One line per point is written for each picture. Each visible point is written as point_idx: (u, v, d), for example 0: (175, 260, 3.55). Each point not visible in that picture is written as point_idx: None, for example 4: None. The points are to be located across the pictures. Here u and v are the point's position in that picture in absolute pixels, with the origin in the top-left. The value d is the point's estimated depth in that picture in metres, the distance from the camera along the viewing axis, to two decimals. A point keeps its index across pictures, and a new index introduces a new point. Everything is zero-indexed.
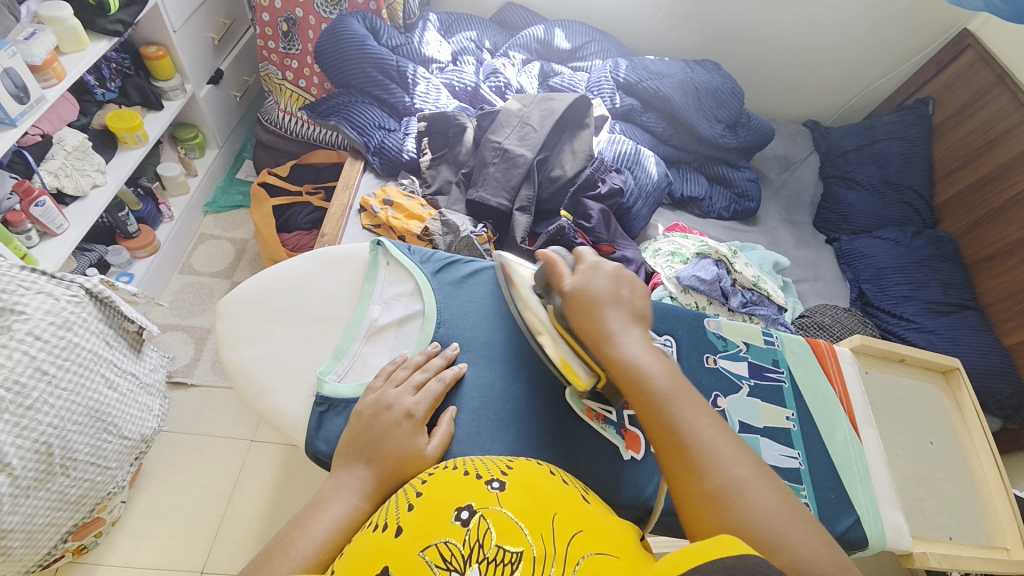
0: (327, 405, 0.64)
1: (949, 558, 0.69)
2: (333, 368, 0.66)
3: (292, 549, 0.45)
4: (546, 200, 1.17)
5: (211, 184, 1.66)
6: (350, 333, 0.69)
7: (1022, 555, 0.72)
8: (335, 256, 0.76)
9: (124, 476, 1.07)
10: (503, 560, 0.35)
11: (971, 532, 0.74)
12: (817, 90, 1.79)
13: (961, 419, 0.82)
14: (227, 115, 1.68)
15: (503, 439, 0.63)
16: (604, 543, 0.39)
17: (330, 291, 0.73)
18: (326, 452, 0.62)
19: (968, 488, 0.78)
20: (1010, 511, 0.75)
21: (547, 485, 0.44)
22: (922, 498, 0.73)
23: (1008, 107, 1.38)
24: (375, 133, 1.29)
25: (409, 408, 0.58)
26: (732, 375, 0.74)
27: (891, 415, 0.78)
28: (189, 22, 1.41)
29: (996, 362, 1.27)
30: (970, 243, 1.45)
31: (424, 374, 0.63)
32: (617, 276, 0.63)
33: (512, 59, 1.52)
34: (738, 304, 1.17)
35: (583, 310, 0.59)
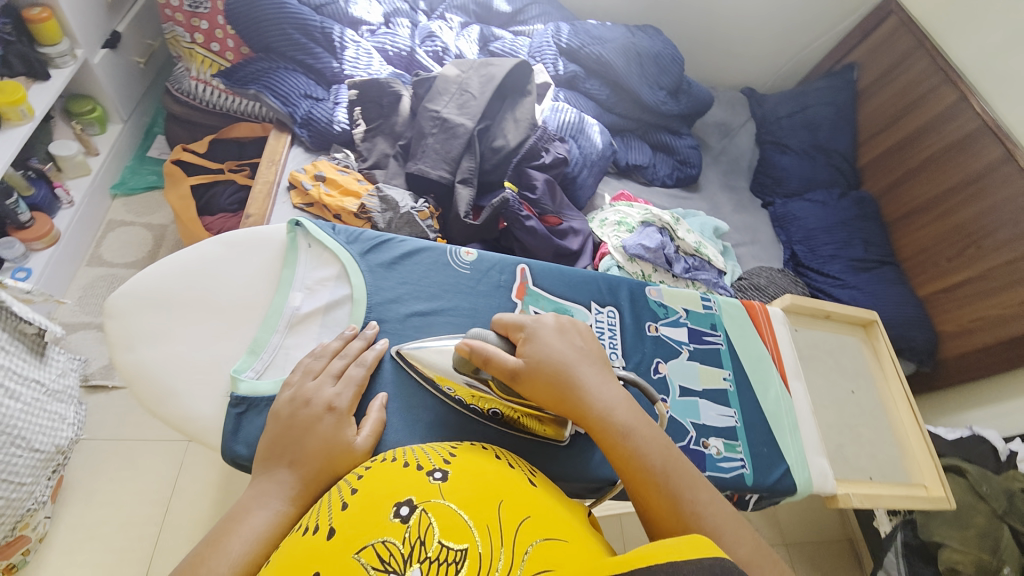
0: (245, 405, 0.59)
1: (868, 497, 0.75)
2: (250, 365, 0.61)
3: (207, 568, 0.41)
4: (489, 171, 1.13)
5: (118, 164, 1.49)
6: (269, 325, 0.64)
7: (936, 489, 0.79)
8: (246, 240, 0.69)
9: (42, 490, 0.97)
10: (446, 557, 0.34)
11: (890, 471, 0.80)
12: (754, 56, 1.82)
13: (880, 368, 0.88)
14: (129, 84, 1.49)
15: (442, 424, 0.62)
16: (550, 528, 0.39)
17: (244, 280, 0.67)
18: (248, 455, 0.57)
19: (888, 433, 0.84)
20: (924, 449, 0.82)
21: (492, 473, 0.43)
22: (845, 444, 0.79)
23: (928, 70, 1.46)
24: (301, 102, 1.18)
25: (330, 400, 0.55)
26: (672, 341, 0.75)
27: (818, 369, 0.83)
28: None
29: (909, 312, 1.39)
30: (890, 203, 1.55)
31: (342, 361, 0.59)
32: (563, 331, 0.58)
33: (449, 22, 1.43)
34: (682, 270, 1.19)
35: (554, 378, 0.54)
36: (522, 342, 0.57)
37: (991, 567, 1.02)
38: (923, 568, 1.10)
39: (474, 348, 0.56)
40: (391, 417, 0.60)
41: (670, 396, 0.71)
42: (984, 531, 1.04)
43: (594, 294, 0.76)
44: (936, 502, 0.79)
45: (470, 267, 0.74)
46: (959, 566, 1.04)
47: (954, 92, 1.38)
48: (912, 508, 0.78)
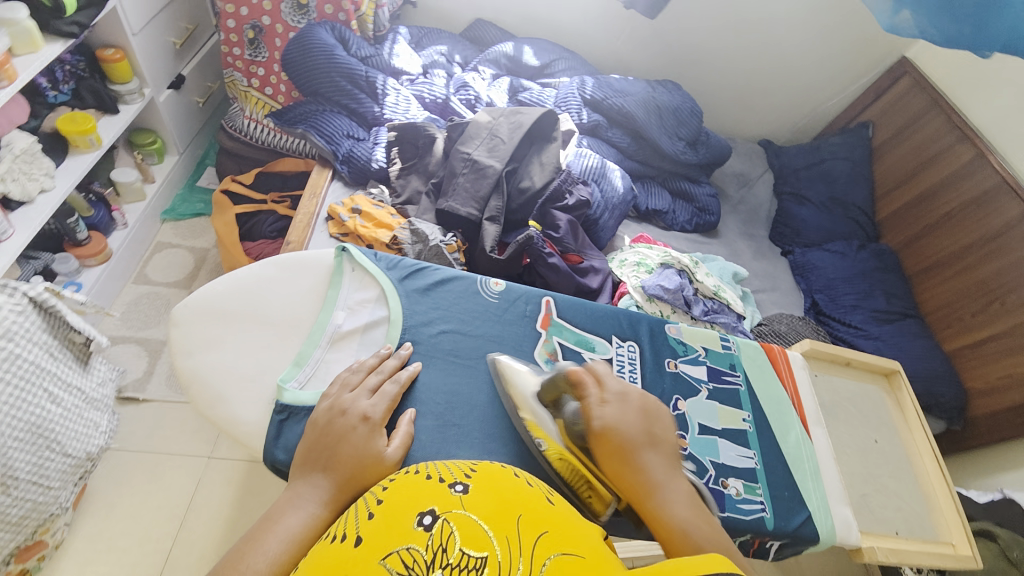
0: (287, 413, 0.62)
1: (895, 551, 0.72)
2: (294, 375, 0.65)
3: (244, 562, 0.44)
4: (516, 210, 1.18)
5: (171, 192, 1.61)
6: (313, 339, 0.68)
7: (966, 548, 0.75)
8: (296, 262, 0.74)
9: (69, 497, 1.01)
10: (466, 564, 0.36)
11: (917, 527, 0.77)
12: (770, 113, 1.91)
13: (903, 418, 0.86)
14: (188, 121, 1.63)
15: (466, 447, 0.64)
16: (569, 543, 0.39)
17: (292, 298, 0.71)
18: (285, 462, 0.60)
19: (914, 486, 0.81)
20: (951, 506, 0.79)
21: (512, 486, 0.45)
22: (869, 494, 0.77)
23: (942, 129, 1.51)
24: (343, 141, 1.26)
25: (365, 411, 0.58)
26: (691, 378, 0.76)
27: (839, 415, 0.82)
28: (150, 25, 1.38)
29: (936, 366, 1.36)
30: (910, 255, 1.56)
31: (378, 377, 0.63)
32: (646, 410, 0.60)
33: (482, 74, 1.55)
34: (701, 312, 1.22)
35: (619, 456, 0.56)
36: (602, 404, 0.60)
37: None
38: None
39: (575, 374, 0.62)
40: (419, 434, 0.63)
41: (689, 433, 0.72)
42: None
43: (616, 328, 0.78)
44: (963, 560, 0.75)
45: (498, 296, 0.78)
46: None
47: (970, 151, 1.42)
48: (941, 566, 0.74)
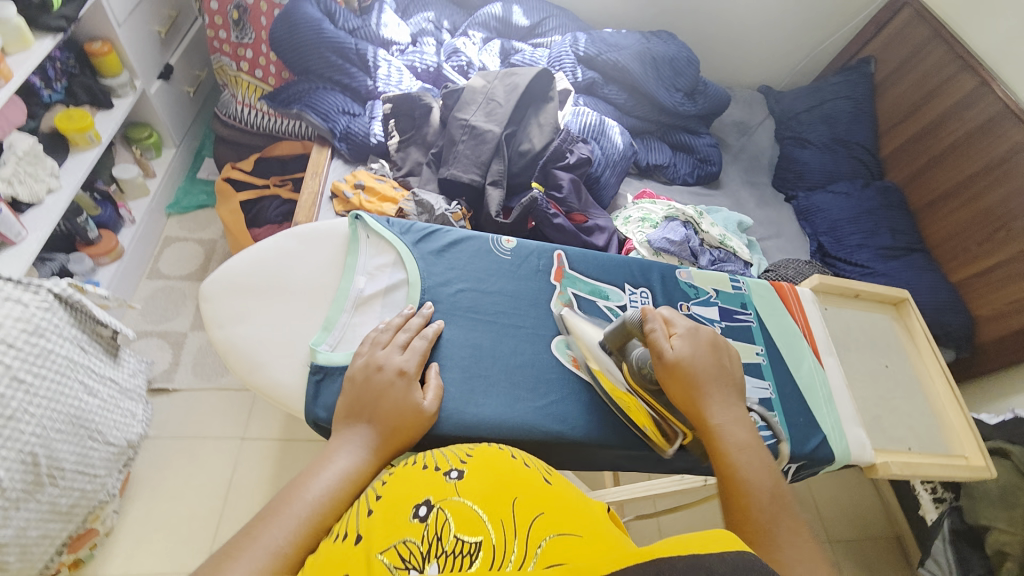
0: (322, 373, 0.65)
1: (908, 465, 0.75)
2: (325, 339, 0.67)
3: (304, 489, 0.49)
4: (517, 174, 1.18)
5: (172, 185, 1.62)
6: (338, 305, 0.70)
7: (978, 460, 0.79)
8: (314, 233, 0.76)
9: (116, 482, 1.07)
10: (462, 549, 0.40)
11: (929, 442, 0.80)
12: (770, 57, 1.88)
13: (912, 343, 0.89)
14: (180, 111, 1.62)
15: (494, 394, 0.67)
16: (565, 522, 0.43)
17: (313, 268, 0.73)
18: (326, 417, 0.63)
19: (925, 406, 0.84)
20: (962, 421, 0.81)
21: (507, 469, 0.49)
22: (881, 415, 0.80)
23: (944, 59, 1.48)
24: (340, 118, 1.25)
25: (400, 365, 0.61)
26: (704, 319, 0.78)
27: (849, 344, 0.84)
28: (133, 15, 1.36)
29: (944, 298, 1.37)
30: (915, 190, 1.56)
31: (406, 334, 0.65)
32: (713, 345, 0.64)
33: (472, 38, 1.52)
34: (708, 262, 1.24)
35: (685, 386, 0.61)
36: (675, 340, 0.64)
37: None
38: (971, 555, 1.07)
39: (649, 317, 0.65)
40: (448, 385, 0.66)
41: None
42: None
43: (628, 276, 0.80)
44: (976, 471, 0.78)
45: (511, 253, 0.79)
46: (1007, 547, 1.01)
47: (974, 80, 1.40)
48: (953, 477, 0.78)
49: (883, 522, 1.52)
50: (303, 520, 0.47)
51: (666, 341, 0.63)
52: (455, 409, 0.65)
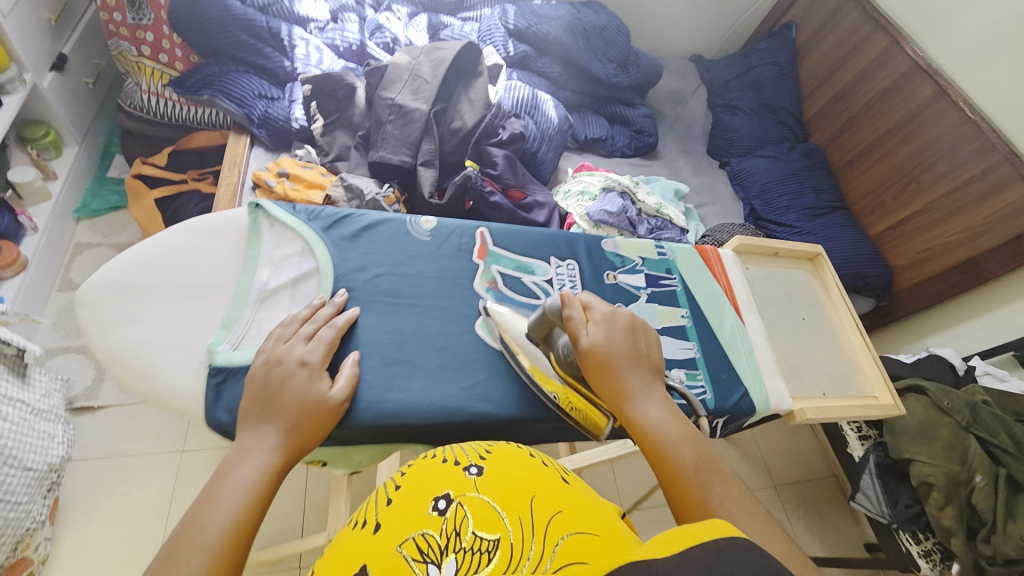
0: (224, 375, 0.62)
1: (823, 409, 0.79)
2: (224, 338, 0.64)
3: (203, 520, 0.43)
4: (449, 153, 1.15)
5: (78, 188, 1.48)
6: (239, 300, 0.66)
7: (886, 399, 0.84)
8: (209, 225, 0.71)
9: (42, 507, 1.00)
10: (479, 546, 0.40)
11: (842, 387, 0.85)
12: (699, 26, 1.93)
13: (827, 294, 0.94)
14: (80, 106, 1.47)
15: (417, 379, 0.66)
16: (582, 522, 0.43)
17: (209, 263, 0.69)
18: (229, 420, 0.60)
19: (839, 352, 0.89)
20: (872, 366, 0.87)
21: (525, 469, 0.48)
22: (798, 364, 0.85)
23: (858, 21, 1.56)
24: (257, 102, 1.16)
25: (302, 357, 0.59)
26: (630, 287, 0.80)
27: (768, 300, 0.89)
28: (19, 4, 1.21)
29: (862, 250, 1.47)
30: (836, 150, 1.65)
31: (313, 325, 0.63)
32: (630, 327, 0.62)
33: (396, 12, 1.45)
34: (645, 231, 1.26)
35: (603, 370, 0.58)
36: (591, 325, 0.61)
37: (962, 477, 1.04)
38: (897, 486, 1.15)
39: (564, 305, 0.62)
40: (367, 374, 0.65)
41: None
42: (949, 443, 1.08)
43: (553, 250, 0.81)
44: (885, 409, 0.84)
45: (430, 234, 0.78)
46: (931, 478, 1.06)
47: (885, 39, 1.48)
48: (868, 417, 0.83)
49: (820, 463, 1.64)
50: (210, 551, 0.42)
51: (582, 327, 0.61)
52: (376, 398, 0.63)
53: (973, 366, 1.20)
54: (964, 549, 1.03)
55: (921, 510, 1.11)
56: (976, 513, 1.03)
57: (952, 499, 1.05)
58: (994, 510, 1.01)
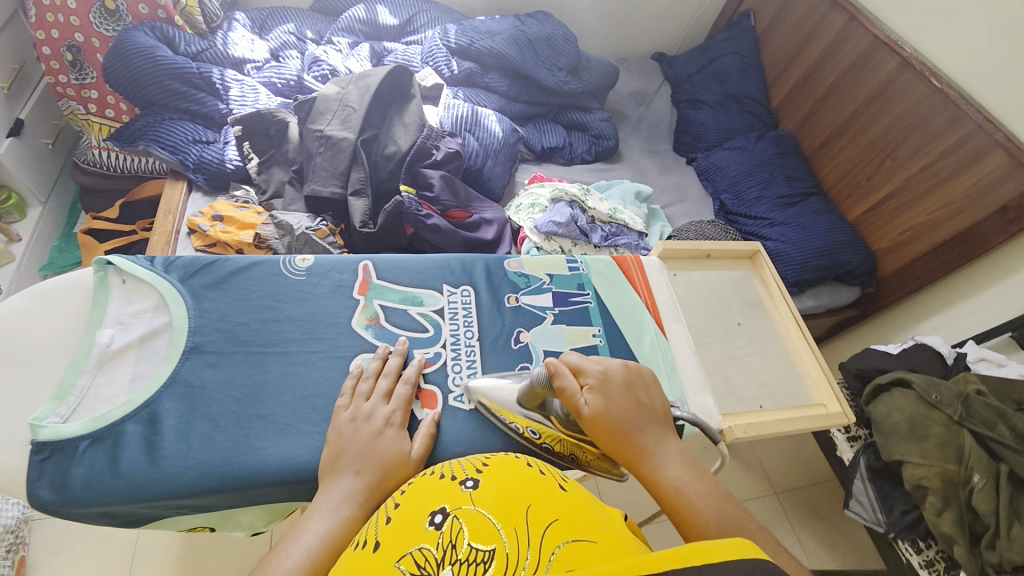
0: (48, 451, 0.58)
1: (754, 426, 0.75)
2: (53, 410, 0.60)
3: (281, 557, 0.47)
4: (386, 179, 1.13)
5: (45, 246, 1.50)
6: (76, 366, 0.63)
7: (835, 406, 0.81)
8: (52, 288, 0.68)
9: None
10: (476, 558, 0.36)
11: (784, 397, 0.82)
12: (657, 25, 1.89)
13: (768, 293, 0.93)
14: (43, 167, 1.51)
15: (274, 433, 0.63)
16: (581, 530, 0.39)
17: (50, 328, 0.66)
18: (52, 499, 0.56)
19: (783, 355, 0.87)
20: (818, 369, 0.83)
21: (524, 479, 0.45)
22: (730, 376, 0.82)
23: (813, 1, 1.50)
24: (191, 148, 1.17)
25: (387, 417, 0.63)
26: (536, 307, 0.82)
27: (698, 307, 0.88)
28: None
29: (841, 236, 1.37)
30: (807, 135, 1.57)
31: (387, 381, 0.67)
32: (628, 383, 0.62)
33: (337, 45, 1.44)
34: (601, 239, 1.21)
35: (613, 438, 0.58)
36: (587, 390, 0.61)
37: (960, 478, 0.95)
38: (892, 491, 1.06)
39: (552, 373, 0.62)
40: (216, 434, 0.62)
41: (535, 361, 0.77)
42: (944, 441, 0.97)
43: (447, 277, 0.82)
44: (834, 417, 0.80)
45: (305, 272, 0.77)
46: (925, 481, 0.97)
47: (842, 16, 1.42)
48: (814, 426, 0.79)
49: (823, 465, 1.53)
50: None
51: (579, 394, 0.61)
52: (223, 459, 0.60)
53: (965, 353, 1.11)
54: (968, 557, 0.93)
55: (919, 516, 1.01)
56: (978, 516, 0.93)
57: (950, 503, 0.95)
58: (997, 513, 0.91)
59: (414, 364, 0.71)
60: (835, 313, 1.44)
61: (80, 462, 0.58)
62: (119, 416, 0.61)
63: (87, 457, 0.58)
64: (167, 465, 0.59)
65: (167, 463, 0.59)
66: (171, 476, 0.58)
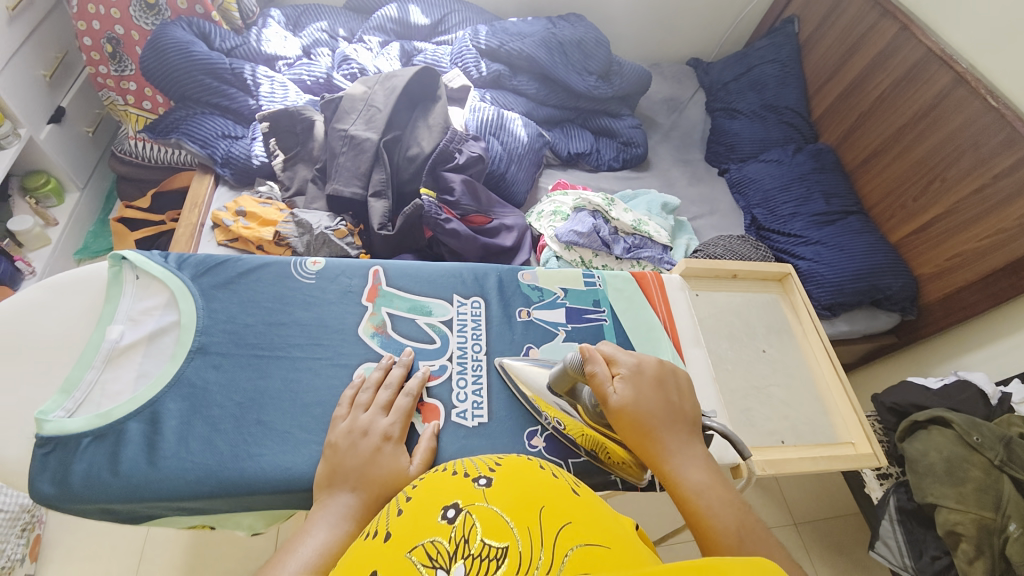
0: (52, 445, 0.59)
1: (774, 463, 0.72)
2: (60, 404, 0.62)
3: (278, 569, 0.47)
4: (407, 181, 1.12)
5: (80, 231, 1.56)
6: (85, 361, 0.65)
7: (864, 447, 0.77)
8: (71, 281, 0.70)
9: (15, 545, 1.01)
10: (489, 554, 0.34)
11: (807, 433, 0.78)
12: (695, 30, 1.83)
13: (797, 319, 0.89)
14: (81, 154, 1.56)
15: (272, 440, 0.63)
16: (595, 532, 0.37)
17: (66, 321, 0.68)
18: (53, 493, 0.57)
19: (810, 388, 0.83)
20: (846, 404, 0.80)
21: (538, 479, 0.42)
22: (751, 407, 0.78)
23: (863, 9, 1.42)
24: (219, 143, 1.19)
25: (385, 431, 0.61)
26: (547, 323, 0.79)
27: (720, 331, 0.85)
28: (13, 61, 1.30)
29: (880, 259, 1.29)
30: (848, 150, 1.49)
31: (387, 392, 0.66)
32: (660, 380, 0.62)
33: (368, 43, 1.44)
34: (623, 251, 1.17)
35: (636, 431, 0.59)
36: (618, 381, 0.61)
37: (995, 525, 0.88)
38: (923, 535, 0.99)
39: (586, 359, 0.62)
40: (214, 437, 0.62)
41: None
42: (983, 486, 0.90)
43: (457, 287, 0.81)
44: (863, 459, 0.77)
45: (315, 275, 0.77)
46: (959, 528, 0.90)
47: (895, 25, 1.33)
48: (840, 466, 0.75)
49: (846, 496, 1.46)
50: None
51: (609, 384, 0.61)
52: (220, 464, 0.60)
53: (1010, 393, 1.02)
54: None
55: (950, 563, 0.95)
56: (1013, 568, 0.86)
57: (983, 552, 0.88)
58: None
59: (418, 376, 0.69)
60: (871, 339, 1.36)
61: (81, 458, 0.59)
62: (121, 414, 0.61)
63: (88, 453, 0.59)
64: (164, 467, 0.59)
65: (164, 465, 0.59)
66: (167, 479, 0.59)
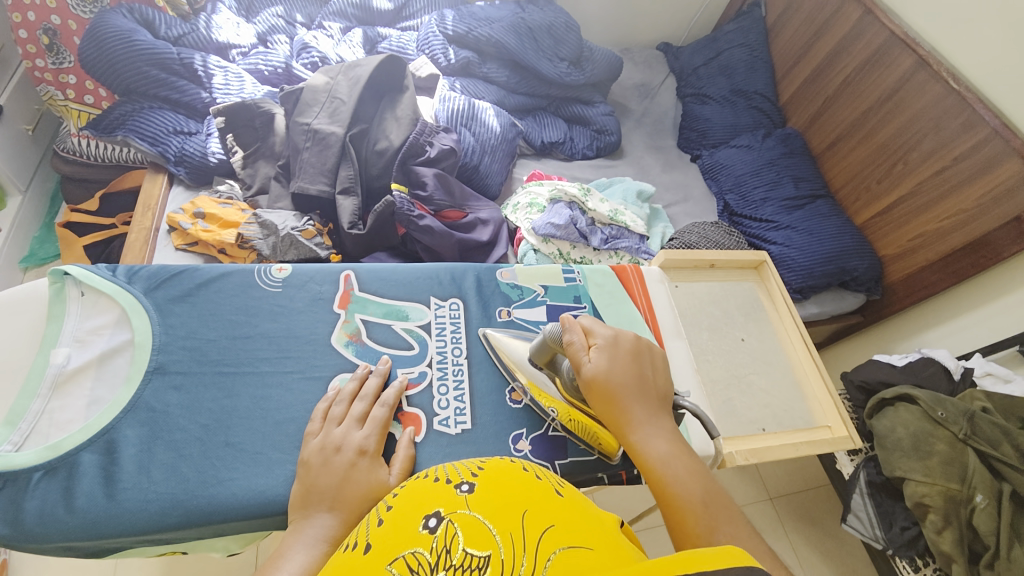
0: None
1: (756, 452, 0.73)
2: (6, 438, 0.57)
3: None
4: (376, 176, 1.08)
5: (25, 237, 1.45)
6: (29, 390, 0.60)
7: (840, 430, 0.79)
8: (4, 302, 0.64)
9: None
10: (471, 564, 0.31)
11: (787, 419, 0.80)
12: (664, 14, 1.81)
13: (773, 306, 0.90)
14: (24, 154, 1.45)
15: (243, 462, 0.60)
16: (578, 534, 0.35)
17: (4, 347, 0.63)
18: (4, 535, 0.53)
19: (788, 374, 0.85)
20: (823, 389, 0.82)
21: (522, 480, 0.39)
22: (732, 397, 0.79)
23: None
24: (172, 140, 1.11)
25: (360, 445, 0.59)
26: (529, 322, 0.78)
27: (700, 322, 0.85)
28: None
29: (847, 241, 1.32)
30: (814, 134, 1.52)
31: (363, 403, 0.63)
32: (635, 353, 0.61)
33: (328, 30, 1.37)
34: (600, 242, 1.16)
35: (608, 400, 0.57)
36: (593, 353, 0.60)
37: (961, 496, 0.92)
38: (892, 506, 1.04)
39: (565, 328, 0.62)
40: (180, 464, 0.58)
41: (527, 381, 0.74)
42: (948, 459, 0.94)
43: (434, 289, 0.78)
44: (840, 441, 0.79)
45: (282, 283, 0.73)
46: (927, 499, 0.95)
47: (858, 9, 1.35)
48: (818, 450, 0.77)
49: (817, 469, 1.52)
50: None
51: (584, 353, 0.60)
52: (187, 491, 0.57)
53: (970, 368, 1.08)
54: None
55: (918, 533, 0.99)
56: (978, 535, 0.91)
57: (951, 521, 0.93)
58: (998, 534, 0.88)
59: (396, 386, 0.67)
60: (838, 319, 1.40)
61: (32, 495, 0.55)
62: (74, 445, 0.57)
63: (40, 490, 0.55)
64: (125, 499, 0.55)
65: (125, 497, 0.56)
66: (129, 512, 0.55)
